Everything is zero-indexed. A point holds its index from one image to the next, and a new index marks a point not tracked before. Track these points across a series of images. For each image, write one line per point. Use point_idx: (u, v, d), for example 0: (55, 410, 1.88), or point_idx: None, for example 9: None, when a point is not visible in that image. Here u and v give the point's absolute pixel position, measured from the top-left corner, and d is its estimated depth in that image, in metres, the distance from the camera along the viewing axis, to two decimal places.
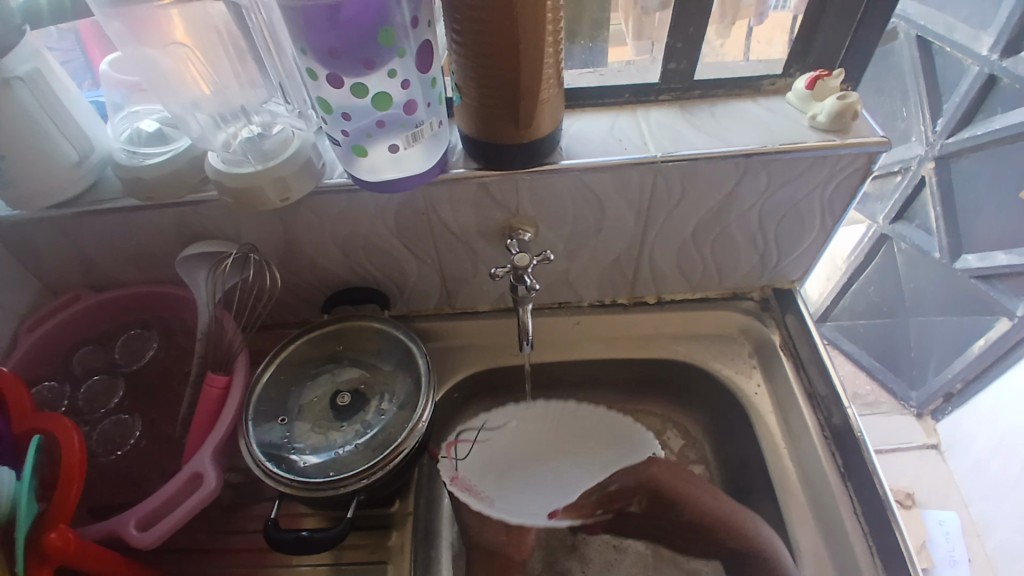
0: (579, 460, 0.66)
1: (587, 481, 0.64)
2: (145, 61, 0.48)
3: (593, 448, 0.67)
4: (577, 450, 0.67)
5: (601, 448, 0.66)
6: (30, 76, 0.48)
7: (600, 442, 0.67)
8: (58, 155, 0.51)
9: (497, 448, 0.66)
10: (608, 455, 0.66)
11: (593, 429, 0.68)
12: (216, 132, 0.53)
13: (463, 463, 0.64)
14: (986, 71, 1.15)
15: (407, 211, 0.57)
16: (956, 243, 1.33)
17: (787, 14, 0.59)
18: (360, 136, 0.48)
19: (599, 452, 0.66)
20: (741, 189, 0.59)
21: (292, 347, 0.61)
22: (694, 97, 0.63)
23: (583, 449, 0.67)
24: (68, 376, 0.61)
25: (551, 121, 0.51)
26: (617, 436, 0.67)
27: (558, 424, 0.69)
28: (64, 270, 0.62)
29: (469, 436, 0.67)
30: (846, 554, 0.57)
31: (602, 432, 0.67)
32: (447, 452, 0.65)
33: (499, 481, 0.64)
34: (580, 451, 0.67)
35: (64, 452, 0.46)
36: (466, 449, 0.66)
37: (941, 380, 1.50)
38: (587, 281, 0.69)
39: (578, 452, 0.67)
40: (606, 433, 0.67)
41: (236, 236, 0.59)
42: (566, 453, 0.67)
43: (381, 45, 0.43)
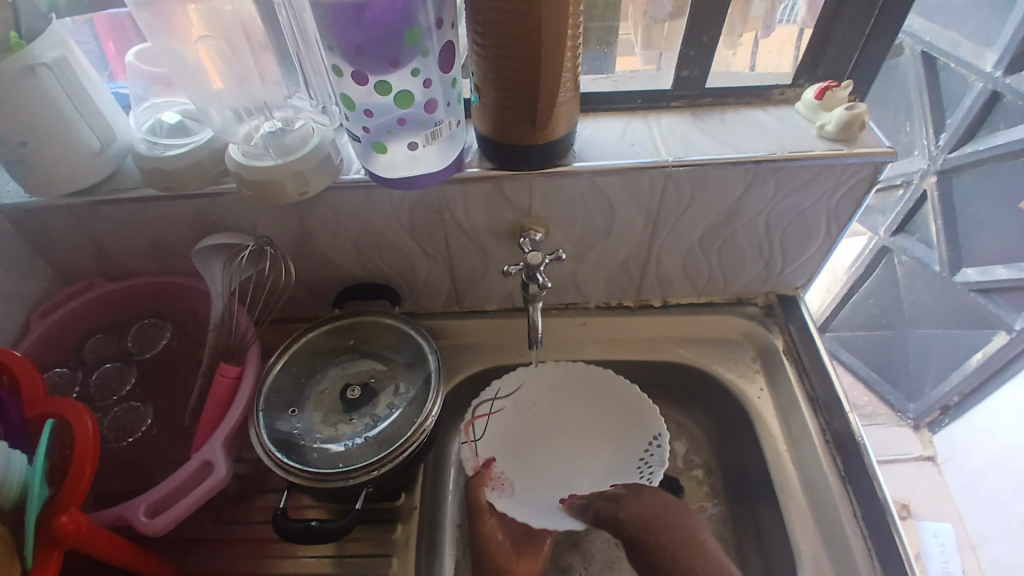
0: (594, 435, 0.67)
1: (604, 461, 0.65)
2: (171, 53, 0.50)
3: (607, 424, 0.67)
4: (592, 426, 0.67)
5: (616, 424, 0.66)
6: (56, 63, 0.49)
7: (614, 417, 0.67)
8: (80, 143, 0.52)
9: (512, 426, 0.67)
10: (623, 432, 0.66)
11: (608, 404, 0.67)
12: (238, 125, 0.55)
13: (481, 444, 0.64)
14: (990, 87, 1.17)
15: (421, 209, 0.58)
16: (956, 257, 1.34)
17: (792, 28, 0.61)
18: (380, 133, 0.49)
19: (613, 428, 0.66)
20: (749, 197, 0.60)
21: (305, 339, 0.62)
22: (705, 104, 0.64)
23: (597, 425, 0.67)
24: (81, 362, 0.62)
25: (567, 123, 0.52)
26: (632, 411, 0.66)
27: (572, 399, 0.69)
28: (78, 258, 0.62)
29: (485, 409, 0.65)
30: (845, 557, 0.58)
31: (618, 406, 0.67)
32: (467, 434, 0.64)
33: (519, 464, 0.65)
34: (593, 427, 0.67)
35: (77, 435, 0.46)
36: (483, 425, 0.65)
37: (938, 393, 1.51)
38: (595, 283, 0.70)
39: (593, 429, 0.67)
40: (622, 407, 0.67)
41: (251, 229, 0.60)
42: (581, 431, 0.67)
43: (406, 44, 0.44)
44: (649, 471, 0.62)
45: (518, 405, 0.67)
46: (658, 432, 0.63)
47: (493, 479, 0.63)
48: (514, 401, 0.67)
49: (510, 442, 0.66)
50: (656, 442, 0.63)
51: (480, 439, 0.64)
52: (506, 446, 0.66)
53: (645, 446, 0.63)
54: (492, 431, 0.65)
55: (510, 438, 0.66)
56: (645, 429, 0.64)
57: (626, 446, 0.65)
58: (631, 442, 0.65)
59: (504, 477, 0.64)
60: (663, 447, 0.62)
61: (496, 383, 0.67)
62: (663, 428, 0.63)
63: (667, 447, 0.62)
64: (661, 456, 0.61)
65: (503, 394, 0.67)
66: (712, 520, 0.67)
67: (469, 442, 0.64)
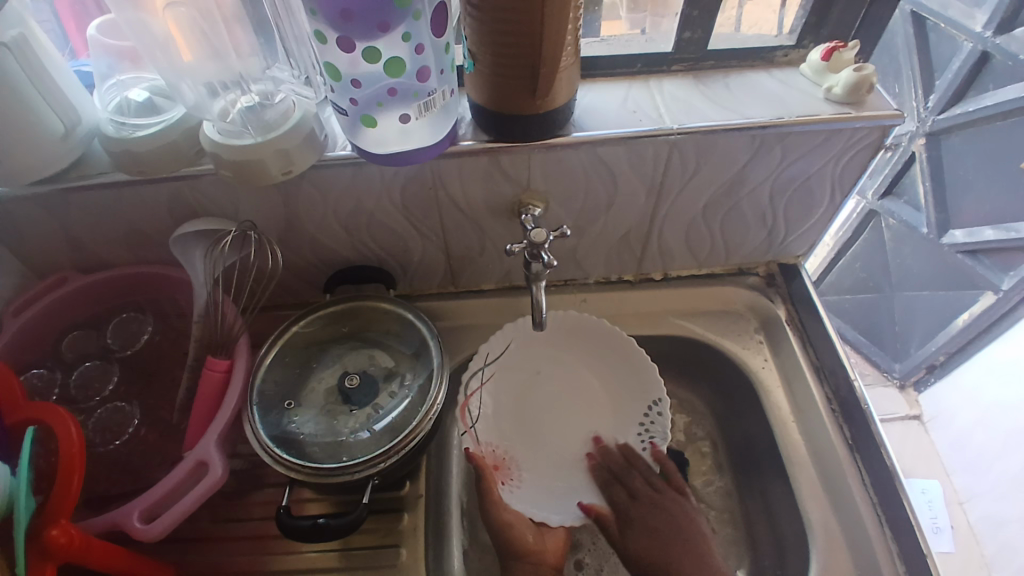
0: (592, 404, 0.66)
1: (604, 427, 0.64)
2: (139, 24, 0.45)
3: (603, 387, 0.66)
4: (588, 392, 0.66)
5: (612, 387, 0.66)
6: (16, 41, 0.44)
7: (609, 380, 0.66)
8: (44, 126, 0.48)
9: (506, 400, 0.65)
10: (620, 394, 0.65)
11: (601, 368, 0.66)
12: (212, 101, 0.51)
13: (480, 429, 0.62)
14: (980, 48, 1.16)
15: (415, 184, 0.55)
16: (944, 219, 1.34)
17: None
18: (370, 105, 0.45)
19: (610, 392, 0.66)
20: (755, 164, 0.57)
21: (296, 328, 0.59)
22: (707, 68, 0.61)
23: (593, 389, 0.66)
24: (59, 361, 0.59)
25: (567, 91, 0.49)
26: (630, 374, 0.65)
27: (563, 362, 0.67)
28: (49, 250, 0.59)
29: (476, 385, 0.63)
30: (856, 526, 0.57)
31: (612, 367, 0.66)
32: (465, 421, 0.61)
33: (519, 444, 0.64)
34: (589, 390, 0.66)
35: (62, 441, 0.43)
36: (476, 405, 0.63)
37: (923, 354, 1.53)
38: (594, 258, 0.68)
39: (589, 394, 0.66)
40: (618, 367, 0.65)
41: (234, 212, 0.56)
42: (577, 397, 0.66)
43: (397, 7, 0.40)
44: (649, 437, 0.62)
45: (508, 377, 0.65)
46: (658, 398, 0.62)
47: (502, 474, 0.61)
48: (503, 373, 0.65)
49: (508, 420, 0.64)
50: (656, 409, 0.62)
51: (477, 421, 0.62)
52: (506, 424, 0.64)
53: (645, 413, 0.63)
54: (484, 408, 0.63)
55: (507, 415, 0.65)
56: (644, 393, 0.63)
57: (624, 410, 0.64)
58: (629, 407, 0.64)
59: (509, 464, 0.62)
60: (665, 415, 0.62)
61: (483, 350, 0.63)
62: (664, 394, 0.62)
63: (668, 416, 0.62)
64: (662, 427, 0.62)
65: (491, 361, 0.64)
66: (718, 493, 0.67)
67: (468, 430, 0.61)
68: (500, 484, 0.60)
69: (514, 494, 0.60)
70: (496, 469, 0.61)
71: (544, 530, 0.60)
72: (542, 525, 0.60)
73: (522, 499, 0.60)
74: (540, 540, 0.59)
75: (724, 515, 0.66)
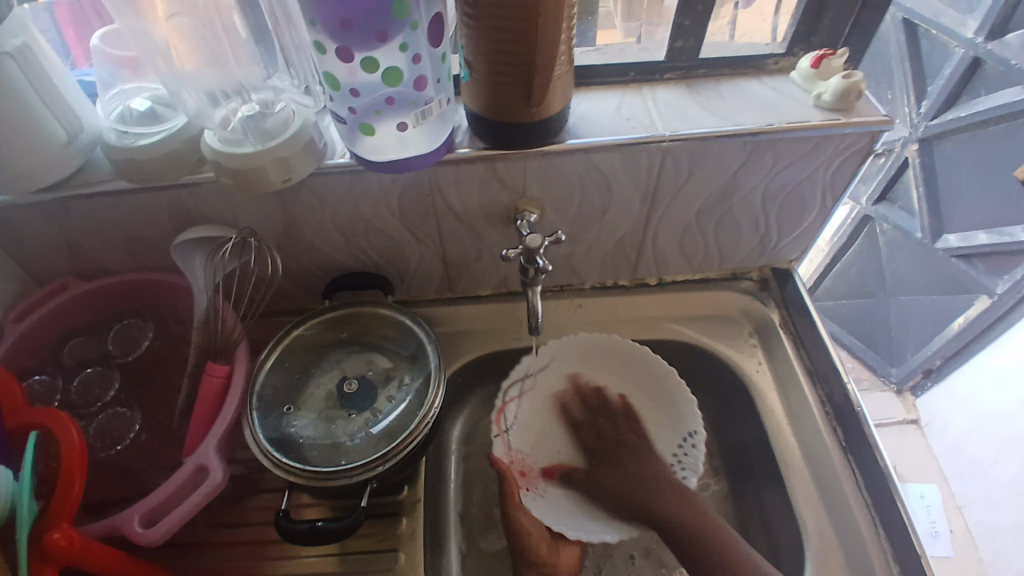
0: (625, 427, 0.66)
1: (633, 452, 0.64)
2: (141, 32, 0.46)
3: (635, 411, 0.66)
4: (624, 414, 0.66)
5: (647, 411, 0.66)
6: (18, 50, 0.45)
7: (644, 405, 0.66)
8: (46, 135, 0.49)
9: (540, 410, 0.66)
10: (654, 420, 0.65)
11: (638, 392, 0.66)
12: (214, 109, 0.52)
13: (513, 436, 0.63)
14: (971, 54, 1.17)
15: (412, 192, 0.55)
16: (937, 224, 1.35)
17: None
18: (368, 114, 0.46)
19: (645, 416, 0.66)
20: (746, 170, 0.58)
21: (295, 333, 0.59)
22: (699, 76, 0.62)
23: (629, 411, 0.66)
24: (59, 368, 0.59)
25: (561, 99, 0.50)
26: (665, 400, 0.65)
27: (599, 381, 0.67)
28: (50, 257, 0.59)
29: (515, 393, 0.64)
30: (850, 527, 0.58)
31: (649, 392, 0.66)
32: (499, 425, 0.62)
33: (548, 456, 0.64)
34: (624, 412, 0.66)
35: (63, 446, 0.43)
36: (513, 411, 0.64)
37: (919, 358, 1.54)
38: (590, 263, 0.68)
39: (622, 416, 0.66)
40: (654, 392, 0.66)
41: (233, 220, 0.57)
42: (613, 419, 0.66)
43: (395, 17, 0.41)
44: (680, 470, 0.62)
45: (546, 391, 0.66)
46: (694, 431, 0.63)
47: (528, 481, 0.62)
48: (542, 384, 0.66)
49: (541, 430, 0.65)
50: (691, 441, 0.63)
51: (511, 428, 0.63)
52: (537, 433, 0.65)
53: (678, 444, 0.63)
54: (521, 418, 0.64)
55: (539, 424, 0.65)
56: (679, 425, 0.64)
57: (655, 436, 0.64)
58: (660, 435, 0.64)
59: (533, 473, 0.63)
60: (699, 447, 0.62)
61: (527, 360, 0.65)
62: (700, 427, 0.62)
63: (701, 449, 0.62)
64: (696, 460, 0.61)
65: (532, 371, 0.65)
66: (714, 497, 0.68)
67: (501, 433, 0.62)
68: (523, 490, 0.61)
69: (536, 501, 0.60)
70: (522, 475, 0.62)
71: (558, 545, 0.59)
72: (556, 538, 0.59)
73: (541, 507, 0.60)
74: (554, 554, 0.58)
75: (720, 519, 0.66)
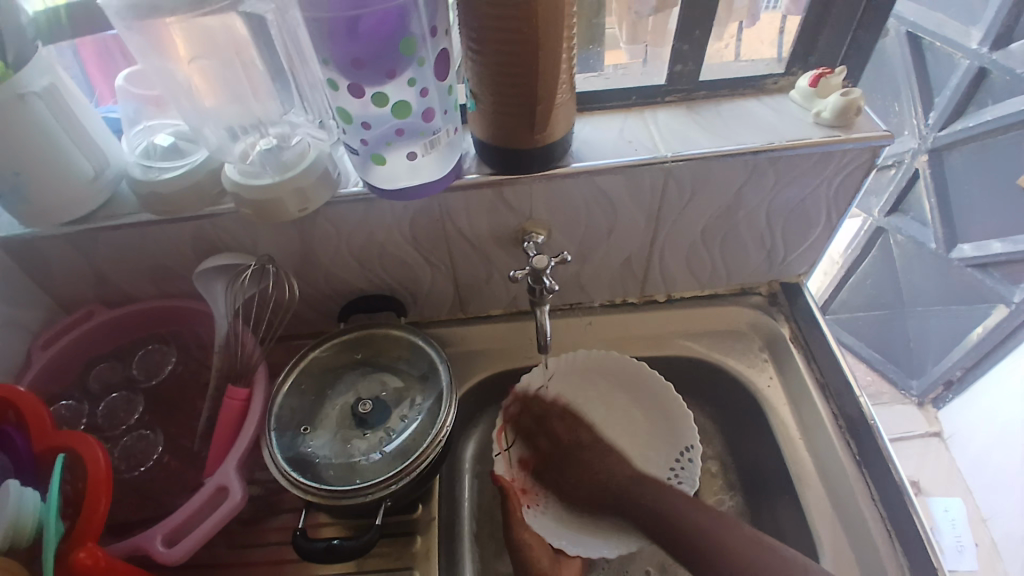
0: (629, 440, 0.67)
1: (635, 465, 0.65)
2: (166, 72, 0.50)
3: (639, 426, 0.67)
4: (625, 428, 0.67)
5: (647, 430, 0.67)
6: (47, 91, 0.48)
7: (644, 420, 0.67)
8: (75, 171, 0.52)
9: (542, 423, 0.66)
10: (652, 434, 0.66)
11: (635, 408, 0.68)
12: (233, 144, 0.54)
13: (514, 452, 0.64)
14: (976, 64, 1.17)
15: (423, 218, 0.57)
16: (951, 233, 1.35)
17: (775, 15, 0.61)
18: (379, 145, 0.48)
19: (645, 436, 0.66)
20: (749, 188, 0.60)
21: (312, 356, 0.61)
22: (701, 98, 0.64)
23: (628, 424, 0.67)
24: (86, 393, 0.61)
25: (565, 124, 0.51)
26: (666, 417, 0.66)
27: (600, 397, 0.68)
28: (78, 286, 0.62)
29: (516, 411, 0.65)
30: (865, 542, 0.57)
31: (650, 412, 0.67)
32: (501, 443, 0.63)
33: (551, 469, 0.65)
34: (624, 431, 0.67)
35: (89, 468, 0.46)
36: (514, 430, 0.65)
37: (940, 370, 1.53)
38: (598, 282, 0.69)
39: (625, 430, 0.67)
40: (653, 406, 0.67)
41: (253, 247, 0.59)
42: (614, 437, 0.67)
43: (403, 54, 0.43)
44: (677, 483, 0.63)
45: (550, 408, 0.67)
46: (689, 445, 0.63)
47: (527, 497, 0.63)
48: (544, 402, 0.67)
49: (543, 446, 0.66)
50: (686, 455, 0.63)
51: (513, 446, 0.64)
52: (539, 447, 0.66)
53: (674, 458, 0.64)
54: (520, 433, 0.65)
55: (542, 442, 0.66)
56: (677, 438, 0.65)
57: (653, 448, 0.66)
58: (657, 449, 0.66)
59: (535, 489, 0.63)
60: (695, 462, 0.63)
61: (528, 378, 0.65)
62: (696, 442, 0.63)
63: (698, 463, 0.62)
64: (692, 474, 0.62)
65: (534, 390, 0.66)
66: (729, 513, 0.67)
67: (502, 452, 0.62)
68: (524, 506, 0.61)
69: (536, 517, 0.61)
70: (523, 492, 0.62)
71: (561, 558, 0.59)
72: (559, 552, 0.59)
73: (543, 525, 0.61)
74: (556, 567, 0.58)
75: None
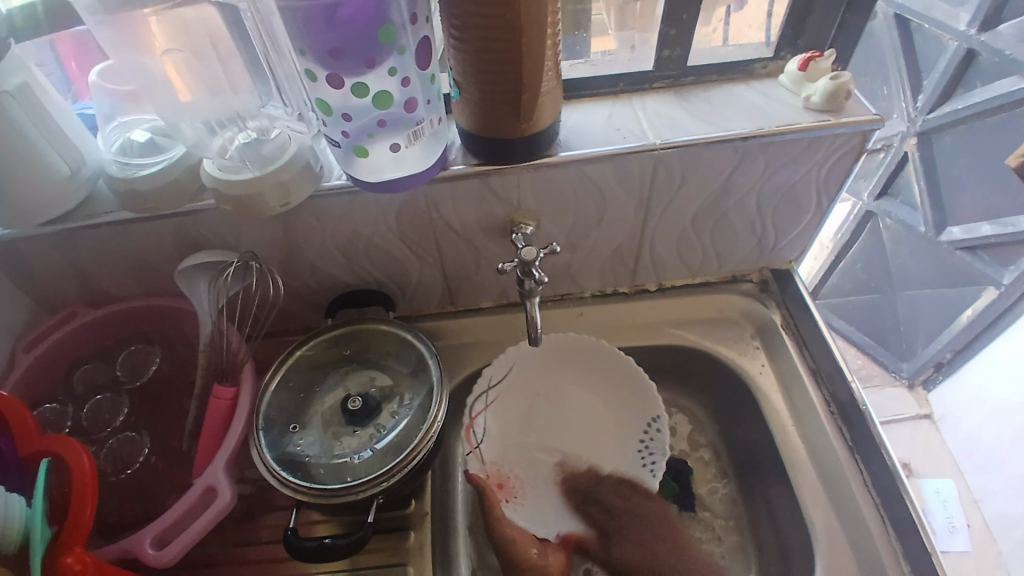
0: (596, 422, 0.67)
1: (605, 448, 0.65)
2: (139, 66, 0.48)
3: (604, 406, 0.67)
4: (591, 411, 0.67)
5: (615, 409, 0.66)
6: (19, 90, 0.47)
7: (609, 400, 0.67)
8: (50, 169, 0.50)
9: (508, 416, 0.66)
10: (618, 413, 0.66)
11: (599, 390, 0.67)
12: (211, 139, 0.53)
13: (485, 448, 0.64)
14: (965, 46, 1.16)
15: (409, 210, 0.56)
16: (940, 217, 1.35)
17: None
18: (361, 136, 0.47)
19: (615, 411, 0.66)
20: (738, 174, 0.59)
21: (300, 353, 0.60)
22: (689, 84, 0.63)
23: (592, 405, 0.67)
24: (71, 395, 0.60)
25: (551, 113, 0.50)
26: (631, 390, 0.65)
27: (563, 385, 0.68)
28: (59, 286, 0.61)
29: (481, 407, 0.64)
30: (858, 527, 0.58)
31: (615, 386, 0.66)
32: (470, 442, 0.64)
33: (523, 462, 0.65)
34: (594, 409, 0.67)
35: (75, 471, 0.45)
36: (481, 425, 0.64)
37: (930, 352, 1.54)
38: (588, 271, 0.69)
39: (591, 414, 0.67)
40: (617, 382, 0.66)
41: (236, 244, 0.58)
42: (582, 422, 0.67)
43: (383, 43, 0.42)
44: (649, 455, 0.63)
45: (513, 400, 0.66)
46: (655, 416, 0.64)
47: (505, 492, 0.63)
48: (507, 396, 0.66)
49: (513, 439, 0.66)
50: (654, 427, 0.64)
51: (482, 442, 0.64)
52: (510, 440, 0.66)
53: (644, 430, 0.64)
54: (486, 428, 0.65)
55: (511, 435, 0.66)
56: (643, 411, 0.65)
57: (623, 426, 0.66)
58: (626, 427, 0.66)
59: (513, 481, 0.64)
60: (663, 432, 0.63)
61: (487, 372, 0.64)
62: (661, 412, 0.63)
63: (666, 431, 0.63)
64: (661, 443, 0.63)
65: (494, 384, 0.65)
66: (723, 500, 0.67)
67: (473, 451, 0.63)
68: (502, 502, 0.62)
69: (518, 510, 0.62)
70: (500, 487, 0.63)
71: (547, 547, 0.60)
72: (546, 540, 0.60)
73: (525, 516, 0.62)
74: (544, 557, 0.59)
75: (728, 523, 0.66)
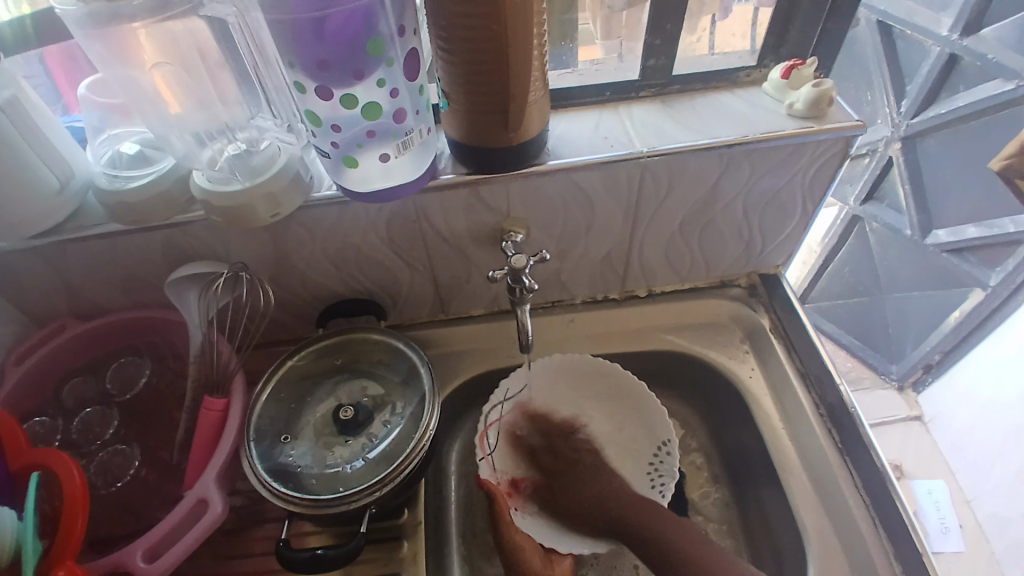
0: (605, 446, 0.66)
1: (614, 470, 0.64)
2: (128, 80, 0.48)
3: (614, 431, 0.67)
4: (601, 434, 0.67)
5: (625, 434, 0.66)
6: (8, 103, 0.47)
7: (620, 424, 0.67)
8: (41, 182, 0.50)
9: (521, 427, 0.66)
10: (626, 439, 0.66)
11: (610, 413, 0.67)
12: (200, 150, 0.53)
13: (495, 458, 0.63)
14: (947, 51, 1.18)
15: (399, 219, 0.57)
16: (926, 221, 1.36)
17: (745, 9, 0.61)
18: (350, 147, 0.47)
19: (623, 434, 0.66)
20: (724, 181, 0.60)
21: (291, 363, 0.60)
22: (674, 92, 0.64)
23: (603, 431, 0.67)
24: (60, 408, 0.60)
25: (539, 122, 0.51)
26: (643, 414, 0.66)
27: (577, 404, 0.68)
28: (47, 300, 0.60)
29: (496, 417, 0.64)
30: (849, 529, 0.58)
31: (626, 411, 0.67)
32: (483, 448, 0.62)
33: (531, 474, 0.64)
34: (604, 434, 0.67)
35: (64, 485, 0.44)
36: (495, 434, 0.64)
37: (919, 354, 1.56)
38: (579, 279, 0.69)
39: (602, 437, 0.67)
40: (630, 407, 0.67)
41: (226, 254, 0.58)
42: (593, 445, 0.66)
43: (370, 56, 0.43)
44: (658, 477, 0.63)
45: (526, 417, 0.66)
46: (666, 439, 0.64)
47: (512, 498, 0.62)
48: (523, 410, 0.66)
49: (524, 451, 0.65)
50: (665, 449, 0.64)
51: (494, 450, 0.63)
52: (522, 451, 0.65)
53: (653, 452, 0.64)
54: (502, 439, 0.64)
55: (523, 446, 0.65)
56: (654, 434, 0.65)
57: (633, 449, 0.65)
58: (637, 450, 0.65)
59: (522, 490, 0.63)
60: (674, 454, 0.63)
61: (505, 385, 0.65)
62: (672, 434, 0.64)
63: (677, 454, 0.63)
64: (672, 465, 0.63)
65: (511, 395, 0.65)
66: (716, 504, 0.68)
67: (485, 456, 0.62)
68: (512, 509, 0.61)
69: (524, 518, 0.61)
70: (508, 494, 0.62)
71: (553, 558, 0.59)
72: (551, 552, 0.59)
73: (530, 522, 0.60)
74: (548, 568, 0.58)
75: (721, 527, 0.66)
